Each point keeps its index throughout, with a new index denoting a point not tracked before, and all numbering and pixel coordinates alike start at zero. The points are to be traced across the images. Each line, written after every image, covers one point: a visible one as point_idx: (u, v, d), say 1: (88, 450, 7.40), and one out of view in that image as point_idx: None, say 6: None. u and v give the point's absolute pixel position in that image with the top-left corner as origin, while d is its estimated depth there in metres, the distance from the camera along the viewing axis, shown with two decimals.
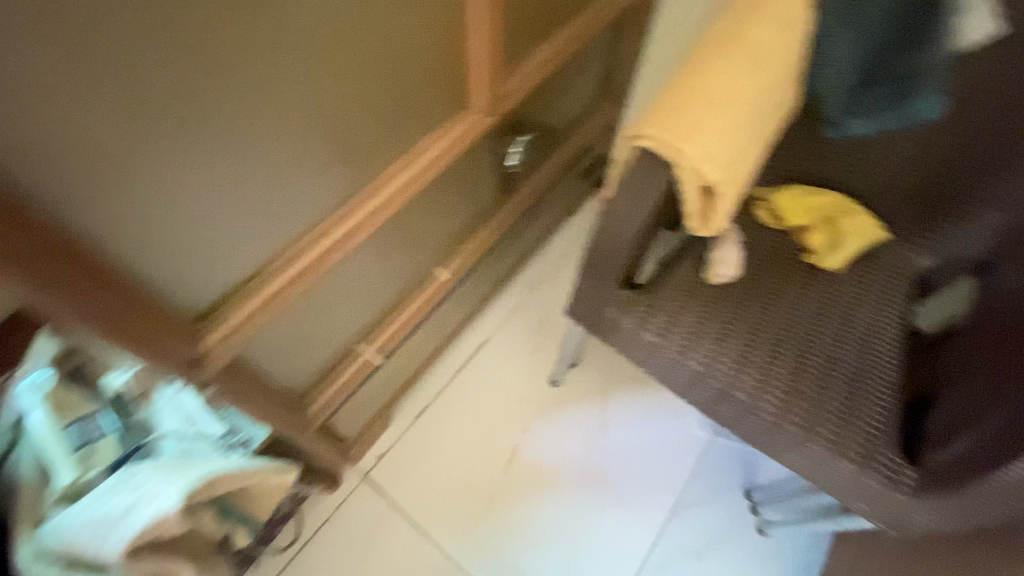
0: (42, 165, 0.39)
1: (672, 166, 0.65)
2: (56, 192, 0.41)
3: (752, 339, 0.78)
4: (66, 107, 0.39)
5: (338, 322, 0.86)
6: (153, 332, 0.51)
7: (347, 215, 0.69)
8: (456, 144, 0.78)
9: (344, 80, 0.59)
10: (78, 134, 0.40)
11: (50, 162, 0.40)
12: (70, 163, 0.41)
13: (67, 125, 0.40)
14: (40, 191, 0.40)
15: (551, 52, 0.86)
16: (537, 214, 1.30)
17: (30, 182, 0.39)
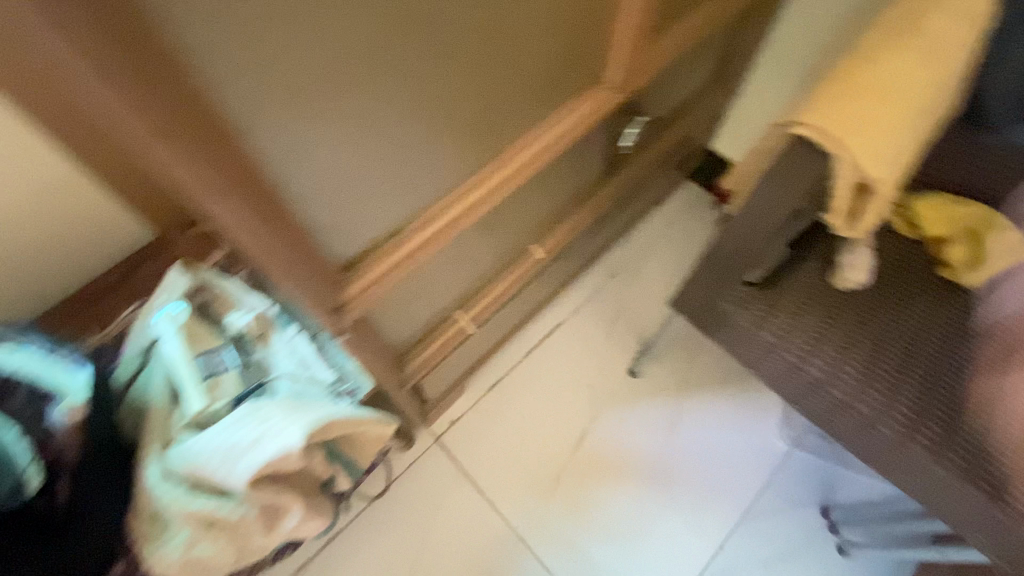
0: (266, 107, 0.41)
1: (832, 159, 0.60)
2: (270, 134, 0.43)
3: (880, 350, 0.73)
4: (293, 52, 0.40)
5: (444, 289, 0.88)
6: (310, 280, 0.53)
7: (479, 183, 0.69)
8: (586, 121, 0.76)
9: (505, 46, 0.58)
10: (295, 80, 0.42)
11: (272, 105, 0.41)
12: (284, 107, 0.42)
13: (289, 70, 0.41)
14: (259, 132, 0.42)
15: (690, 31, 0.82)
16: (631, 200, 1.27)
17: (253, 122, 0.41)
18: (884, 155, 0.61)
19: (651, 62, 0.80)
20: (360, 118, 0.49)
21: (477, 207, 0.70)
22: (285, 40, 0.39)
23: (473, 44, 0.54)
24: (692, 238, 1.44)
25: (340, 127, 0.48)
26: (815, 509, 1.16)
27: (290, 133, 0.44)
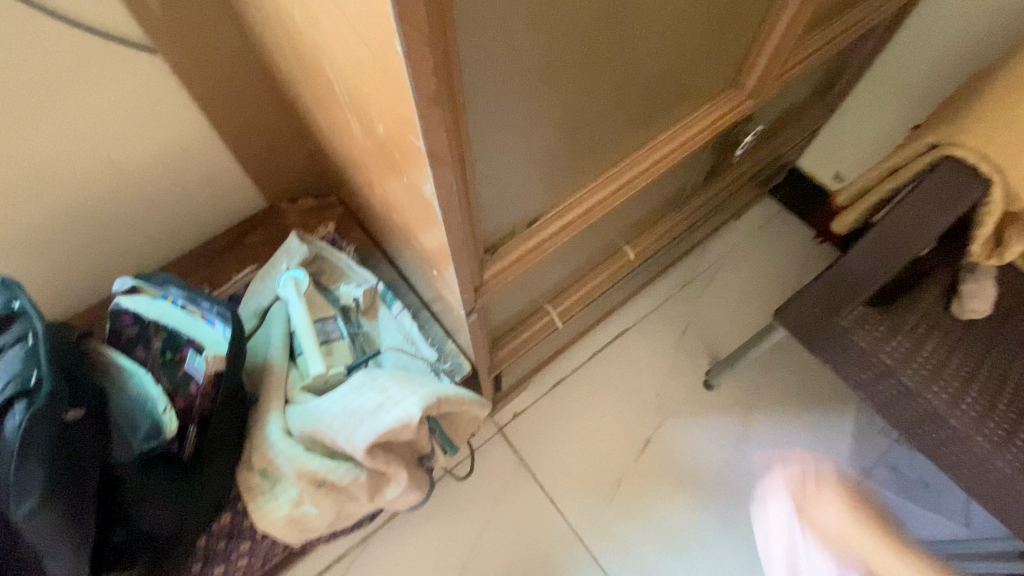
0: (483, 87, 0.41)
1: (991, 184, 0.58)
2: (478, 115, 0.43)
3: (1000, 388, 0.71)
4: (519, 37, 0.41)
5: (544, 281, 0.88)
6: (469, 259, 0.54)
7: (613, 178, 0.69)
8: (716, 127, 0.76)
9: (673, 44, 0.58)
10: (513, 62, 0.42)
11: (486, 85, 0.42)
12: (495, 90, 0.43)
13: (512, 52, 0.41)
14: (473, 110, 0.42)
15: (822, 45, 0.81)
16: (715, 211, 1.26)
17: (472, 101, 0.42)
18: None
19: (782, 73, 0.79)
20: (543, 103, 0.49)
21: (608, 201, 0.70)
22: (519, 25, 0.39)
23: (650, 38, 0.53)
24: (768, 255, 1.42)
25: (527, 111, 0.48)
26: None
27: (493, 113, 0.45)
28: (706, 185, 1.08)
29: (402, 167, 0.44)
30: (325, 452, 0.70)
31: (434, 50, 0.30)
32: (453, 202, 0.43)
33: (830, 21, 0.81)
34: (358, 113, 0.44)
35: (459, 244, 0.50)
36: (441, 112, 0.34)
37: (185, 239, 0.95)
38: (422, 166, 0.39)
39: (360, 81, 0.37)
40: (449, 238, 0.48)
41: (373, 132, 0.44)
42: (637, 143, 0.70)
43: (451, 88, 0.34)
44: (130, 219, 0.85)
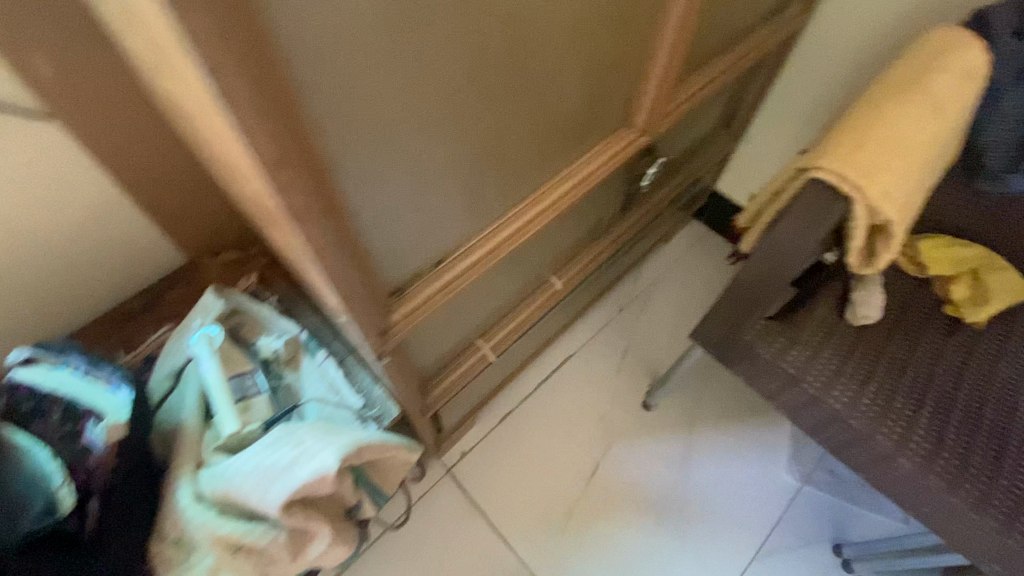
0: (344, 147, 0.44)
1: (849, 202, 0.64)
2: (349, 171, 0.46)
3: (894, 386, 0.76)
4: (374, 97, 0.43)
5: (469, 318, 0.89)
6: (366, 304, 0.56)
7: (515, 216, 0.71)
8: (616, 160, 0.80)
9: (549, 89, 0.62)
10: (373, 121, 0.44)
11: (349, 144, 0.44)
12: (361, 147, 0.45)
13: (370, 113, 0.44)
14: (341, 167, 0.45)
15: (705, 83, 0.88)
16: (642, 235, 1.31)
17: (337, 158, 0.44)
18: (902, 198, 0.66)
19: (672, 109, 0.85)
20: (418, 151, 0.51)
21: (516, 238, 0.72)
22: (372, 88, 0.42)
23: (522, 85, 0.57)
24: (699, 275, 1.48)
25: (405, 162, 0.51)
26: (828, 548, 1.16)
27: (363, 166, 0.47)
28: (627, 213, 1.13)
29: (277, 223, 0.45)
30: (240, 513, 0.68)
31: (254, 110, 0.32)
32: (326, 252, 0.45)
33: (710, 60, 0.89)
34: (232, 174, 0.46)
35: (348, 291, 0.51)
36: (279, 162, 0.36)
37: (100, 302, 0.92)
38: (286, 223, 0.40)
39: (219, 146, 0.39)
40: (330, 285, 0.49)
41: (247, 190, 0.45)
42: (535, 182, 0.73)
43: (288, 144, 0.36)
44: (36, 286, 0.82)
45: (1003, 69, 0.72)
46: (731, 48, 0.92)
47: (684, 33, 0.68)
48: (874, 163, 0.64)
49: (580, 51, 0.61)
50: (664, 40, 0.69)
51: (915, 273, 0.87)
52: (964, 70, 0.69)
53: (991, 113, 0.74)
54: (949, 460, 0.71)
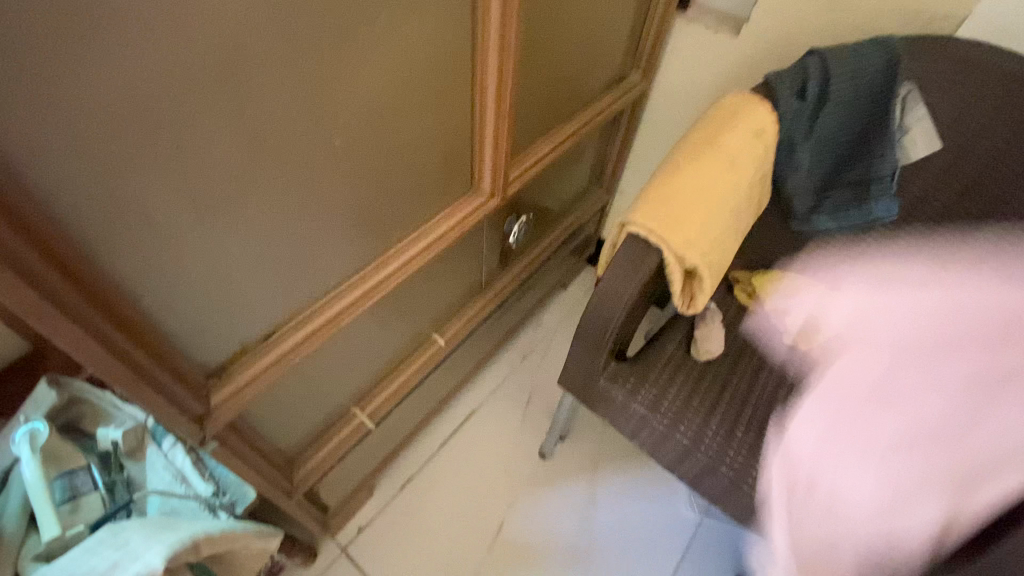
0: (110, 241, 0.45)
1: (659, 251, 0.71)
2: (121, 260, 0.46)
3: (737, 416, 0.81)
4: (136, 192, 0.44)
5: (336, 386, 0.88)
6: (172, 389, 0.54)
7: (357, 283, 0.73)
8: (466, 222, 0.85)
9: (370, 163, 0.65)
10: (141, 214, 0.45)
11: (115, 237, 0.45)
12: (132, 237, 0.46)
13: (135, 207, 0.45)
14: (109, 257, 0.45)
15: (549, 147, 0.96)
16: (531, 285, 1.36)
17: (101, 250, 0.44)
18: (708, 245, 0.73)
19: (519, 172, 0.92)
20: (217, 231, 0.53)
21: (360, 305, 0.74)
22: (131, 184, 0.43)
23: (335, 161, 0.60)
24: None
25: (198, 247, 0.52)
26: None
27: (137, 254, 0.47)
28: (507, 266, 1.17)
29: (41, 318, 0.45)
30: None
31: None
32: (90, 345, 0.44)
33: (553, 128, 0.98)
34: None
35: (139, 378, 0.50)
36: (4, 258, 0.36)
37: None
38: (33, 323, 0.40)
39: None
40: (115, 372, 0.48)
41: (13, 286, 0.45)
42: (379, 249, 0.76)
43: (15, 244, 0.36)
44: None
45: (790, 124, 0.80)
46: (571, 116, 1.01)
47: (505, 107, 0.75)
48: (677, 216, 0.71)
49: (397, 128, 0.66)
50: (487, 114, 0.75)
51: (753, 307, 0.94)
52: (754, 128, 0.78)
53: (791, 164, 0.82)
54: None
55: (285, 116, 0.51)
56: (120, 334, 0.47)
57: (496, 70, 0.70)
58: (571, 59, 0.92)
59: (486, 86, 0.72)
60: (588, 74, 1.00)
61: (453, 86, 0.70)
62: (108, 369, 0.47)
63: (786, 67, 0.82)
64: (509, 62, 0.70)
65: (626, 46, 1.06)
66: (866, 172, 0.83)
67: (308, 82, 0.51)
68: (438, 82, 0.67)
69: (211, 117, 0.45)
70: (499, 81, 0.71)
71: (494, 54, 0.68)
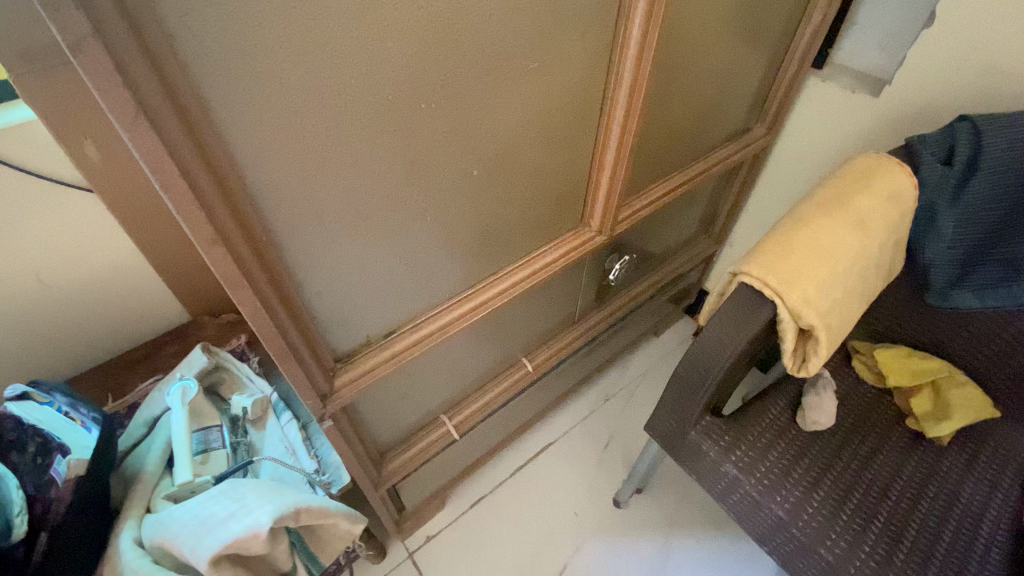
0: (287, 230, 0.53)
1: (773, 306, 0.69)
2: (292, 248, 0.55)
3: (844, 495, 0.75)
4: (315, 192, 0.53)
5: (431, 392, 0.94)
6: (306, 364, 0.62)
7: (468, 298, 0.80)
8: (572, 254, 0.89)
9: (497, 189, 0.72)
10: (315, 211, 0.54)
11: (292, 227, 0.54)
12: (304, 230, 0.55)
13: (312, 204, 0.53)
14: (285, 245, 0.54)
15: (661, 193, 0.99)
16: (623, 326, 1.36)
17: (281, 237, 0.53)
18: (826, 306, 0.70)
19: (629, 212, 0.95)
20: (367, 234, 0.61)
21: (466, 318, 0.80)
22: (313, 185, 0.52)
23: (469, 185, 0.67)
24: None
25: (350, 247, 0.60)
26: None
27: (304, 246, 0.56)
28: (603, 303, 1.19)
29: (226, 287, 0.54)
30: (173, 563, 0.69)
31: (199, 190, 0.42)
32: (259, 312, 0.53)
33: (667, 174, 1.01)
34: None
35: (286, 349, 0.58)
36: (216, 234, 0.45)
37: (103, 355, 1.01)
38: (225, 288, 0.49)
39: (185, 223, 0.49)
40: (269, 338, 0.56)
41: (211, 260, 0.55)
42: (491, 269, 0.82)
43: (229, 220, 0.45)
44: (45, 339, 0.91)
45: (931, 191, 0.76)
46: (687, 165, 1.03)
47: (625, 150, 0.79)
48: (796, 271, 0.69)
49: (525, 161, 0.72)
50: (608, 156, 0.79)
51: (873, 379, 0.88)
52: (887, 192, 0.75)
53: (931, 233, 0.77)
54: None
55: (438, 142, 0.59)
56: (280, 308, 0.55)
57: (621, 116, 0.74)
58: (694, 109, 0.94)
59: (610, 129, 0.76)
60: (709, 125, 1.02)
61: (579, 127, 0.75)
62: (266, 335, 0.55)
63: (928, 135, 0.79)
64: (637, 109, 0.74)
65: (750, 101, 1.07)
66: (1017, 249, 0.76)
67: (458, 113, 0.58)
68: (567, 122, 0.72)
69: (381, 137, 0.54)
70: (623, 125, 0.75)
71: (620, 102, 0.72)
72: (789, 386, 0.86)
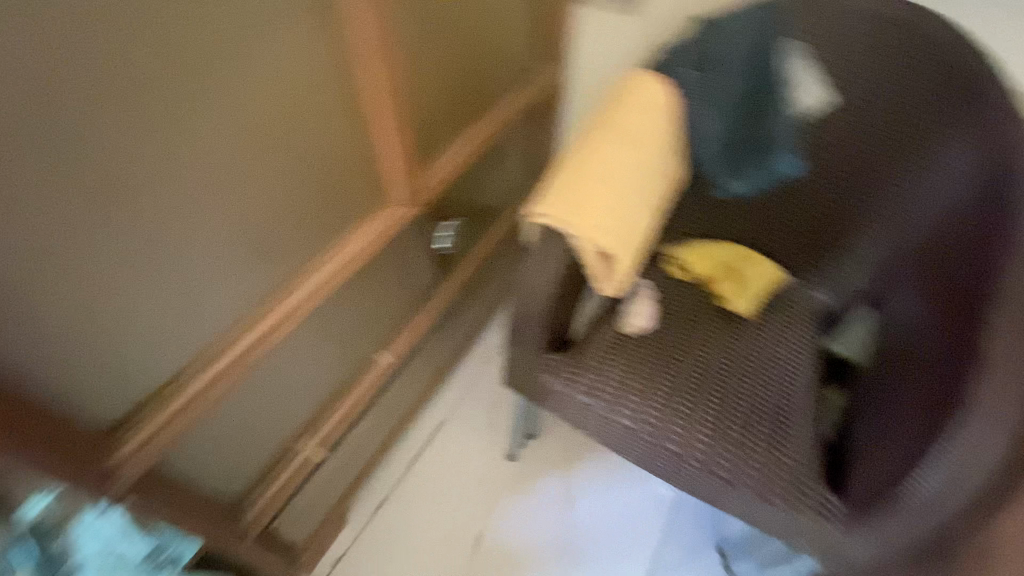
0: None
1: (568, 237, 0.72)
2: None
3: (676, 389, 0.82)
4: None
5: (276, 418, 0.87)
6: (59, 446, 0.52)
7: (268, 309, 0.72)
8: (379, 233, 0.84)
9: (255, 182, 0.65)
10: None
11: None
12: None
13: None
14: None
15: (465, 147, 0.96)
16: (486, 283, 1.32)
17: None
18: (615, 224, 0.73)
19: (434, 174, 0.91)
20: (84, 274, 0.52)
21: (274, 331, 0.73)
22: None
23: (216, 183, 0.60)
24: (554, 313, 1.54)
25: (68, 294, 0.51)
26: (713, 551, 1.15)
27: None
28: (448, 272, 1.16)
29: None
30: None
31: None
32: None
33: (464, 126, 0.98)
34: None
35: (14, 439, 0.48)
36: None
37: None
38: None
39: None
40: None
41: None
42: (289, 272, 0.75)
43: None
44: None
45: (686, 94, 0.80)
46: (481, 113, 1.01)
47: (393, 109, 0.76)
48: (580, 199, 0.71)
49: (278, 143, 0.65)
50: (378, 116, 0.75)
51: (687, 280, 0.93)
52: (648, 104, 0.79)
53: (697, 133, 0.82)
54: (732, 448, 0.77)
55: (132, 149, 0.50)
56: None
57: (374, 71, 0.70)
58: (467, 54, 0.92)
59: (367, 88, 0.72)
60: (491, 67, 1.01)
61: (330, 93, 0.69)
62: None
63: (673, 43, 0.83)
64: (385, 63, 0.70)
65: (525, 35, 1.08)
66: (769, 129, 0.83)
67: (157, 102, 0.51)
68: (312, 91, 0.67)
69: (38, 158, 0.45)
70: (381, 81, 0.71)
71: (367, 57, 0.68)
72: (616, 303, 0.91)
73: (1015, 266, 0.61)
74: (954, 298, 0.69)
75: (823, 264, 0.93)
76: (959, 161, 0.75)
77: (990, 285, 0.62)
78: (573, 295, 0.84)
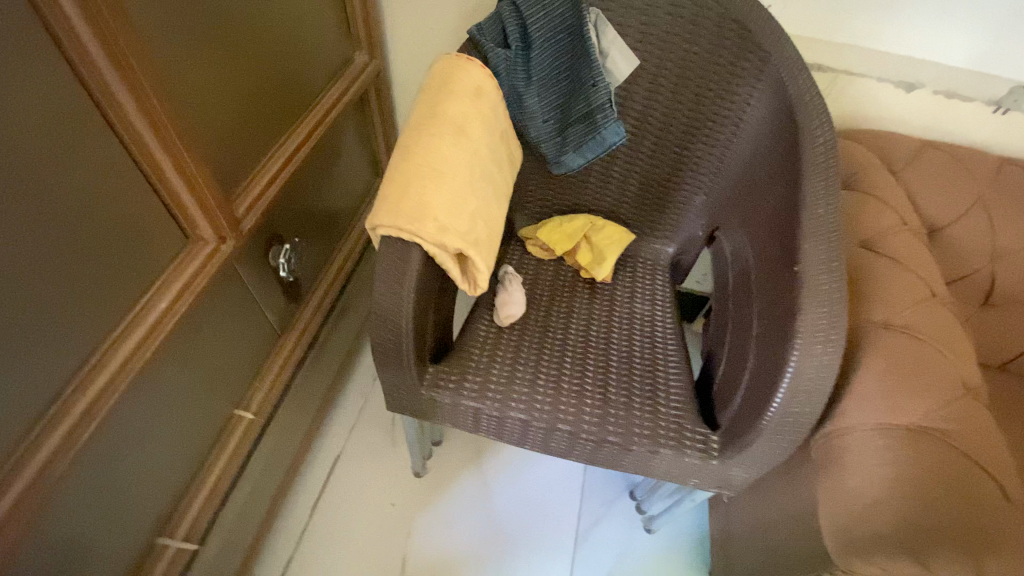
0: None
1: (417, 245, 0.67)
2: None
3: (559, 370, 0.82)
4: None
5: (122, 527, 0.72)
6: None
7: (68, 409, 0.58)
8: (198, 281, 0.72)
9: (18, 250, 0.50)
10: None
11: None
12: None
13: None
14: None
15: (284, 160, 0.86)
16: (352, 299, 1.23)
17: None
18: (463, 222, 0.70)
19: (249, 199, 0.80)
20: None
21: (81, 432, 0.59)
22: None
23: None
24: None
25: None
26: (628, 498, 1.22)
27: None
28: (301, 299, 1.04)
29: None
30: None
31: None
32: None
33: (282, 136, 0.87)
34: None
35: None
36: None
37: None
38: None
39: None
40: None
41: None
42: (85, 355, 0.60)
43: None
44: None
45: (505, 76, 0.79)
46: (298, 120, 0.91)
47: (159, 135, 0.61)
48: (420, 203, 0.66)
49: (32, 202, 0.50)
50: (144, 146, 0.60)
51: (547, 257, 0.97)
52: (473, 90, 0.76)
53: (527, 113, 0.83)
54: (616, 411, 0.79)
55: None
56: None
57: (128, 92, 0.56)
58: (271, 53, 0.81)
59: (127, 115, 0.57)
60: (303, 63, 0.90)
61: (99, 125, 0.56)
62: None
63: (483, 21, 0.81)
64: (146, 86, 0.57)
65: (337, 24, 0.99)
66: (589, 102, 0.82)
67: None
68: (74, 126, 0.53)
69: None
70: (136, 101, 0.57)
71: (113, 75, 0.54)
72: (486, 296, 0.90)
73: (812, 201, 0.68)
74: (771, 232, 0.75)
75: (663, 218, 0.98)
76: (757, 111, 0.82)
77: (796, 221, 0.69)
78: (441, 301, 0.80)
